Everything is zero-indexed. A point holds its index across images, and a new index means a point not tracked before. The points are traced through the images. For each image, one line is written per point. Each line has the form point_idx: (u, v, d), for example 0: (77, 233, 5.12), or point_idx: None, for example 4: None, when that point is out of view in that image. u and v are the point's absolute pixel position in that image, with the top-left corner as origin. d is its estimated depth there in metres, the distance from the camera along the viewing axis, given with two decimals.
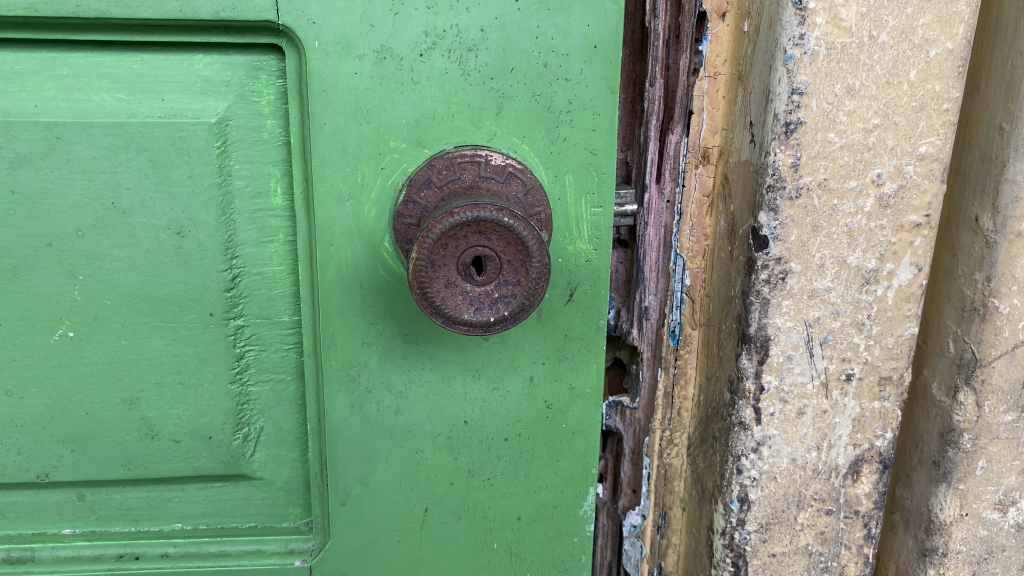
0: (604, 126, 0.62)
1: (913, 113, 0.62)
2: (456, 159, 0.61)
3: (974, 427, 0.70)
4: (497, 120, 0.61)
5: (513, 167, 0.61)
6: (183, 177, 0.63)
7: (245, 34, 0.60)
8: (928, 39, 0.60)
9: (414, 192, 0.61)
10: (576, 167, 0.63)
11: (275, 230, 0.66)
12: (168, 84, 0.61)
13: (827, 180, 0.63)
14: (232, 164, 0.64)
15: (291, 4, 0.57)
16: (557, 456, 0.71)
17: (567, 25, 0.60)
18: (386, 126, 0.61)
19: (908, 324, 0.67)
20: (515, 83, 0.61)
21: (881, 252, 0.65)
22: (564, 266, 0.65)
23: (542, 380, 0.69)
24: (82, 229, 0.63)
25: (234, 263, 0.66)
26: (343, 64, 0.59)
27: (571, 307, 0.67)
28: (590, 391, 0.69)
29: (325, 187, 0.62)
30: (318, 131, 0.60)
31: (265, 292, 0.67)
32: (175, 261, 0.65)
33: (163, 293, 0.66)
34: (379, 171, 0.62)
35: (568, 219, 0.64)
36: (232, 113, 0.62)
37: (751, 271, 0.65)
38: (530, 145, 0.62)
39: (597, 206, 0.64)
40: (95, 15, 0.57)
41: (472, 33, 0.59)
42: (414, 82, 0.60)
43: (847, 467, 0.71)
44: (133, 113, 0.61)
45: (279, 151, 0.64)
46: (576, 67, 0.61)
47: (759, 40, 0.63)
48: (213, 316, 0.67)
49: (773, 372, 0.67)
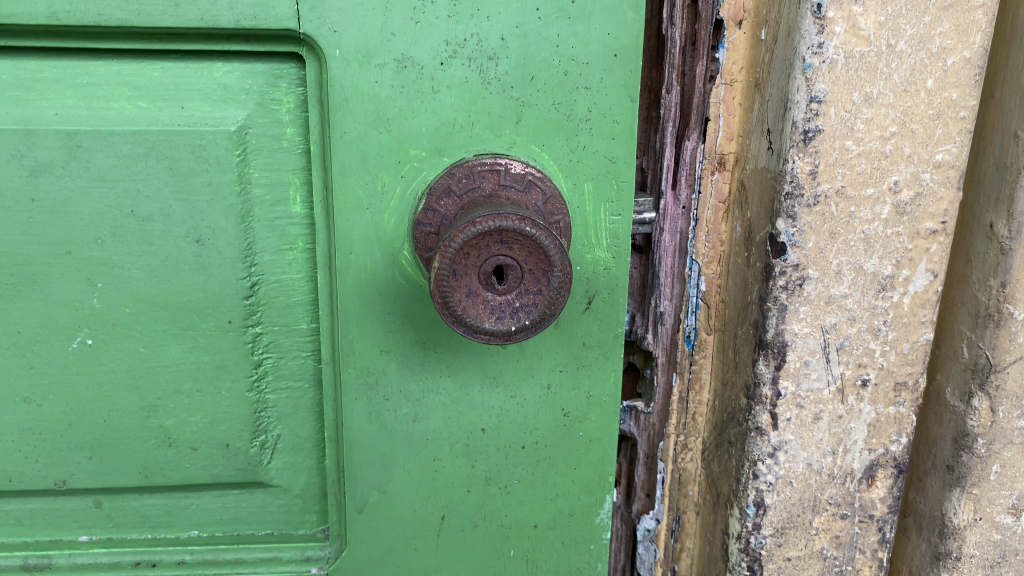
0: (623, 135, 0.63)
1: (930, 121, 0.62)
2: (476, 167, 0.61)
3: (987, 432, 0.71)
4: (517, 129, 0.62)
5: (533, 175, 0.61)
6: (202, 185, 0.63)
7: (265, 42, 0.60)
8: (946, 48, 0.61)
9: (433, 201, 0.61)
10: (595, 175, 0.63)
11: (294, 238, 0.66)
12: (188, 93, 0.61)
13: (844, 187, 0.63)
14: (252, 172, 0.64)
15: (312, 13, 0.58)
16: (573, 464, 0.71)
17: (587, 33, 0.60)
18: (407, 134, 0.61)
19: (924, 330, 0.68)
20: (535, 92, 0.61)
21: (898, 259, 0.65)
22: (582, 273, 0.66)
23: (559, 388, 0.69)
24: (101, 237, 0.63)
25: (252, 271, 0.66)
26: (364, 72, 0.59)
27: (589, 315, 0.67)
28: (607, 400, 0.70)
29: (345, 196, 0.62)
30: (339, 139, 0.61)
31: (283, 299, 0.68)
32: (193, 268, 0.65)
33: (182, 301, 0.66)
34: (398, 179, 0.62)
35: (587, 227, 0.65)
36: (252, 121, 0.62)
37: (769, 277, 0.65)
38: (549, 154, 0.62)
39: (616, 214, 0.64)
40: (116, 24, 0.57)
41: (492, 41, 0.59)
42: (435, 91, 0.60)
43: (862, 471, 0.71)
44: (152, 120, 0.61)
45: (299, 159, 0.64)
46: (596, 76, 0.61)
47: (777, 48, 0.64)
48: (231, 324, 0.67)
49: (789, 378, 0.68)
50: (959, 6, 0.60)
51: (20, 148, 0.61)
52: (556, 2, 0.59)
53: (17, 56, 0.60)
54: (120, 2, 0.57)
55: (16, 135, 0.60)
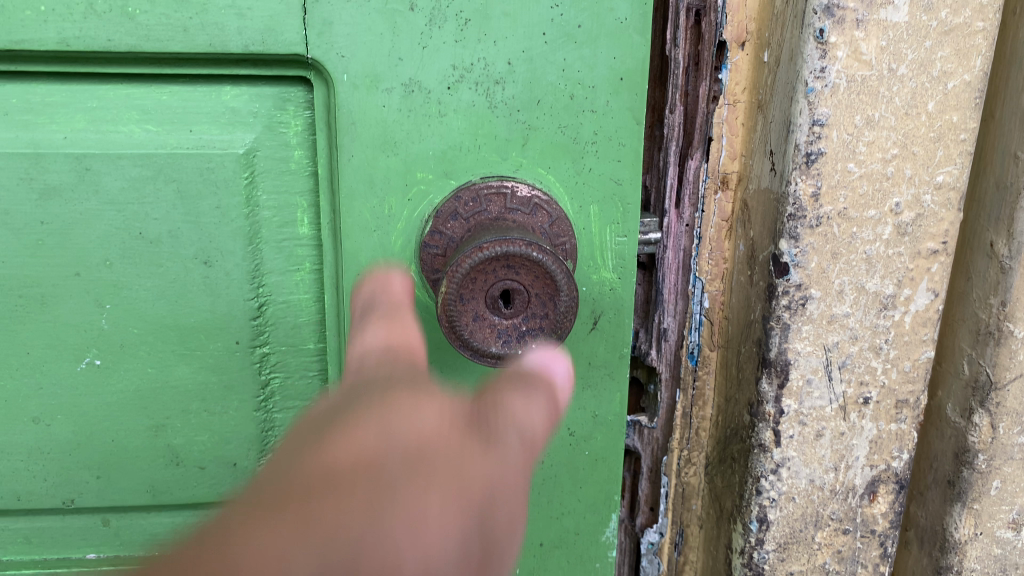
0: (629, 157, 0.64)
1: (931, 143, 0.63)
2: (482, 191, 0.62)
3: (988, 448, 0.72)
4: (524, 152, 0.62)
5: (538, 198, 0.62)
6: (211, 208, 0.63)
7: (273, 66, 0.60)
8: (946, 71, 0.61)
9: (440, 224, 0.62)
10: (600, 197, 0.64)
11: (301, 259, 0.67)
12: (196, 116, 0.62)
13: (846, 209, 0.64)
14: (260, 195, 0.64)
15: (320, 38, 0.58)
16: (579, 483, 0.72)
17: (593, 57, 0.61)
18: (414, 157, 0.62)
19: (925, 348, 0.68)
20: (541, 116, 0.62)
21: (899, 279, 0.66)
22: (588, 294, 0.67)
23: (565, 408, 0.70)
24: (110, 259, 0.64)
25: (260, 292, 0.67)
26: (372, 96, 0.60)
27: (594, 335, 0.68)
28: (613, 419, 0.71)
29: (352, 219, 0.63)
30: (346, 163, 0.61)
31: (290, 320, 0.68)
32: (201, 290, 0.65)
33: (190, 323, 0.67)
34: (405, 202, 0.63)
35: (593, 249, 0.66)
36: (260, 144, 0.63)
37: (771, 297, 0.66)
38: (555, 176, 0.63)
39: (621, 235, 0.65)
40: (125, 49, 0.58)
41: (499, 66, 0.60)
42: (441, 115, 0.61)
43: (863, 487, 0.72)
44: (161, 144, 0.62)
45: (307, 181, 0.65)
46: (602, 99, 0.62)
47: (779, 71, 0.64)
48: (238, 344, 0.68)
49: (792, 396, 0.68)
50: (960, 31, 0.60)
51: (29, 171, 0.61)
52: (562, 27, 0.60)
53: (26, 80, 0.61)
54: (129, 28, 0.57)
55: (26, 159, 0.61)
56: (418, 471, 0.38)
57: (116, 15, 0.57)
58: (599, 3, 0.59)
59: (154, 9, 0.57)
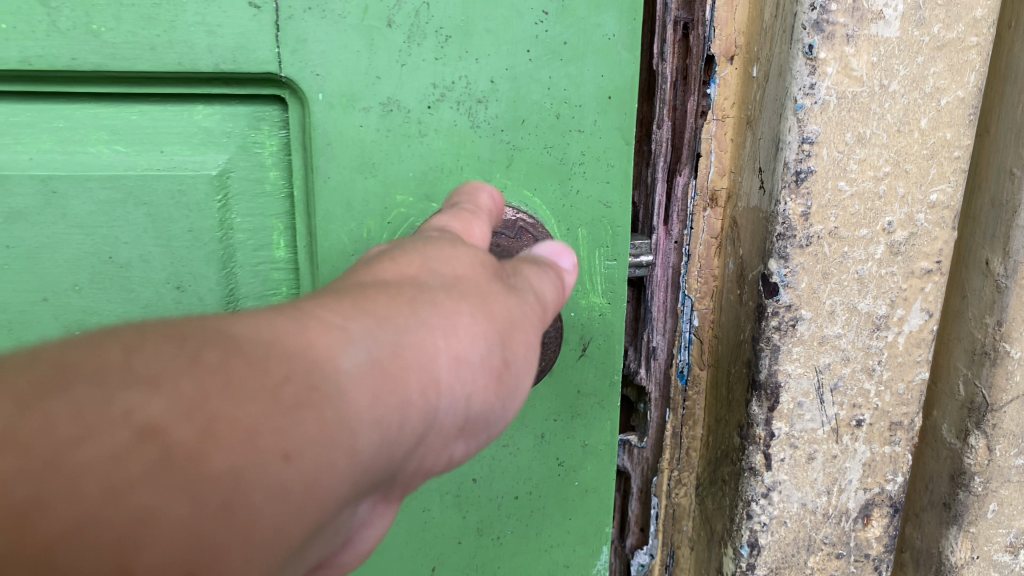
0: (617, 179, 0.63)
1: (924, 160, 0.61)
2: None
3: (984, 470, 0.70)
4: (508, 173, 0.62)
5: (524, 221, 0.62)
6: (183, 231, 0.61)
7: (246, 85, 0.59)
8: (939, 87, 0.60)
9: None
10: (588, 220, 0.64)
11: (277, 282, 0.66)
12: (167, 136, 0.60)
13: (837, 228, 0.62)
14: (234, 218, 0.63)
15: (294, 55, 0.56)
16: (569, 514, 0.72)
17: (580, 75, 0.60)
18: (392, 179, 0.60)
19: (919, 369, 0.67)
20: (526, 136, 0.61)
21: (892, 299, 0.64)
22: (577, 319, 0.66)
23: (554, 437, 0.69)
24: (79, 284, 0.62)
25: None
26: (349, 115, 0.58)
27: (584, 361, 0.67)
28: (602, 449, 0.70)
29: (330, 242, 0.61)
30: (323, 184, 0.60)
31: None
32: (175, 316, 0.64)
33: None
34: (385, 225, 0.61)
35: (581, 273, 0.65)
36: (233, 164, 0.62)
37: (761, 317, 0.64)
38: (541, 198, 0.63)
39: (611, 258, 0.65)
40: (90, 68, 0.56)
41: (481, 84, 0.59)
42: (422, 135, 0.59)
43: (857, 511, 0.70)
44: (131, 166, 0.60)
45: (282, 204, 0.64)
46: (589, 118, 0.61)
47: (768, 87, 0.63)
48: None
49: (782, 419, 0.67)
50: (953, 46, 0.59)
51: None
52: (547, 44, 0.58)
53: None
54: (94, 47, 0.55)
55: None
56: (461, 289, 0.35)
57: (80, 33, 0.55)
58: (585, 19, 0.58)
59: (121, 27, 0.55)
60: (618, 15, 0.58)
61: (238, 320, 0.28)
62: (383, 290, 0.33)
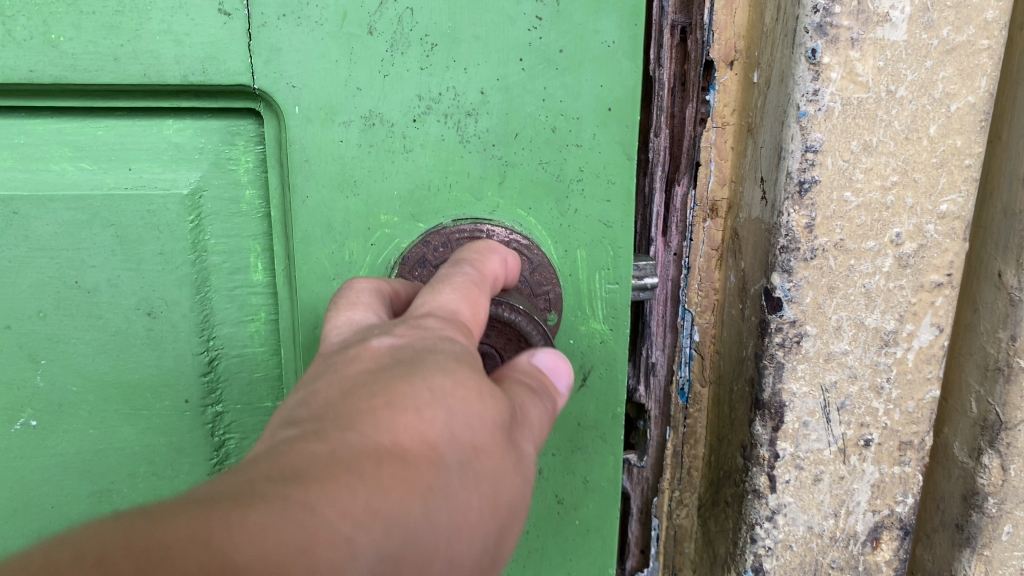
0: (620, 196, 0.59)
1: (933, 169, 0.58)
2: (454, 235, 0.58)
3: (998, 491, 0.67)
4: (501, 191, 0.58)
5: (516, 242, 0.58)
6: (153, 254, 0.59)
7: (218, 98, 0.57)
8: (949, 92, 0.57)
9: (406, 272, 0.58)
10: (588, 241, 0.60)
11: (255, 308, 0.63)
12: (134, 153, 0.59)
13: (843, 240, 0.59)
14: (207, 239, 0.61)
15: (268, 66, 0.54)
16: (569, 554, 0.68)
17: (577, 86, 0.56)
18: (376, 198, 0.58)
19: (929, 387, 0.64)
20: (519, 152, 0.57)
21: (901, 313, 0.62)
22: (577, 347, 0.62)
23: (552, 474, 0.66)
24: (43, 310, 0.60)
25: (210, 345, 0.63)
26: (327, 130, 0.56)
27: (585, 392, 0.63)
28: (605, 485, 0.66)
29: (309, 264, 0.59)
30: (299, 206, 0.58)
31: (246, 375, 0.64)
32: (145, 343, 0.62)
33: (134, 378, 0.63)
34: (369, 247, 0.59)
35: (581, 296, 0.61)
36: (206, 182, 0.59)
37: (764, 334, 0.62)
38: (537, 218, 0.59)
39: (613, 282, 0.61)
40: (49, 80, 0.55)
41: (470, 95, 0.56)
42: (407, 150, 0.57)
43: (865, 534, 0.67)
44: (97, 184, 0.58)
45: (260, 224, 0.61)
46: (588, 131, 0.57)
47: (770, 93, 0.60)
48: (188, 403, 0.64)
49: (787, 439, 0.64)
50: (963, 50, 0.56)
51: None
52: (541, 52, 0.55)
53: None
54: (53, 58, 0.54)
55: None
56: (479, 473, 0.34)
57: (38, 43, 0.54)
58: (583, 24, 0.55)
59: (81, 36, 0.54)
60: (618, 20, 0.55)
61: (276, 498, 0.28)
62: (409, 463, 0.32)
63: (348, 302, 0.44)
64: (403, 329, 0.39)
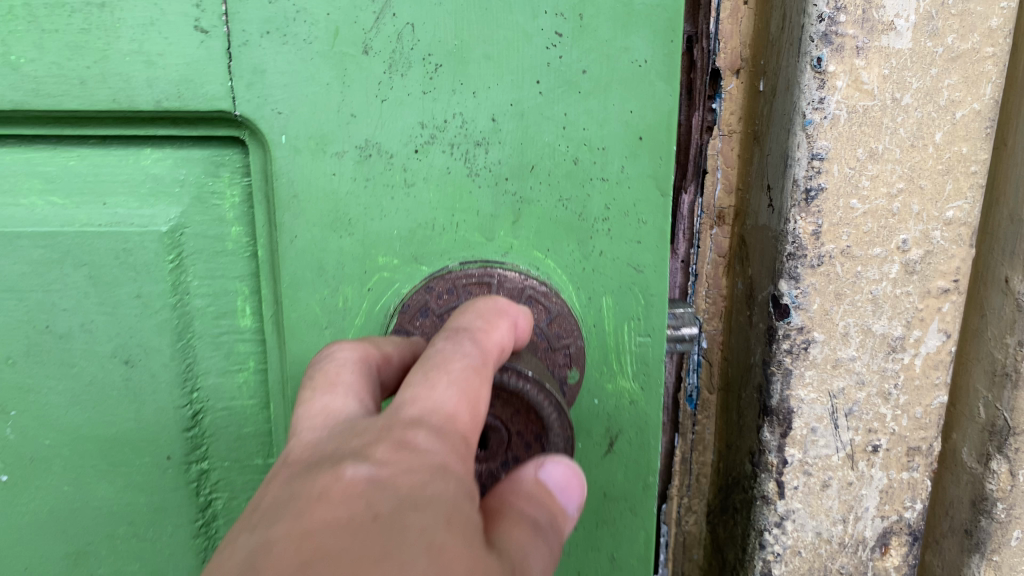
0: (650, 238, 0.52)
1: (939, 177, 0.59)
2: (461, 282, 0.52)
3: (1007, 496, 0.67)
4: (514, 231, 0.52)
5: (532, 289, 0.51)
6: (130, 297, 0.55)
7: (198, 124, 0.52)
8: (954, 100, 0.57)
9: (406, 321, 0.51)
10: (614, 287, 0.53)
11: (243, 356, 0.58)
12: (110, 186, 0.55)
13: (849, 247, 0.60)
14: (189, 280, 0.56)
15: (250, 91, 0.49)
16: None
17: (604, 110, 0.49)
18: (372, 239, 0.52)
19: (937, 393, 0.64)
20: (535, 185, 0.51)
21: (908, 319, 0.62)
22: (601, 408, 0.55)
23: (573, 550, 0.57)
24: (12, 358, 0.57)
25: (195, 398, 0.59)
26: (319, 162, 0.51)
27: (611, 459, 0.56)
28: (635, 563, 0.58)
29: (298, 313, 0.53)
30: (288, 245, 0.52)
31: (232, 430, 0.60)
32: (123, 395, 0.57)
33: (109, 433, 0.58)
34: (365, 292, 0.53)
35: (607, 350, 0.54)
36: (187, 219, 0.55)
37: (772, 340, 0.62)
38: (556, 261, 0.52)
39: (644, 334, 0.54)
40: (11, 106, 0.51)
41: (480, 123, 0.50)
42: (408, 184, 0.51)
43: (874, 540, 0.67)
44: (69, 220, 0.55)
45: (246, 265, 0.56)
46: (615, 163, 0.51)
47: (775, 101, 0.61)
48: (170, 460, 0.59)
49: (796, 445, 0.64)
50: (967, 58, 0.57)
51: None
52: (562, 74, 0.49)
53: None
54: (13, 80, 0.50)
55: None
56: None
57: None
58: (610, 42, 0.48)
59: (44, 57, 0.50)
60: (651, 36, 0.48)
61: None
62: None
63: (324, 384, 0.36)
64: (388, 451, 0.29)
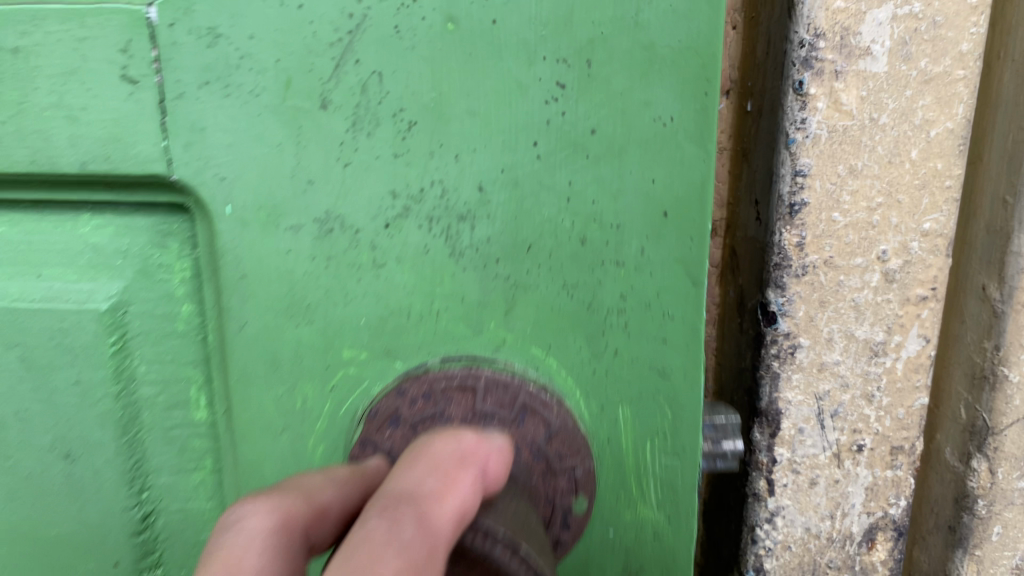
0: (674, 337, 0.51)
1: (916, 191, 0.63)
2: (442, 384, 0.52)
3: (988, 493, 0.70)
4: (508, 322, 0.52)
5: (527, 395, 0.52)
6: (67, 381, 0.58)
7: (131, 188, 0.54)
8: (928, 119, 0.61)
9: (374, 430, 0.53)
10: (627, 396, 0.53)
11: (197, 455, 0.60)
12: (46, 256, 0.58)
13: (832, 257, 0.63)
14: (137, 365, 0.58)
15: (189, 152, 0.51)
16: None
17: (617, 181, 0.48)
18: (334, 326, 0.53)
19: (918, 395, 0.68)
20: (537, 268, 0.50)
21: (889, 325, 0.66)
22: (616, 536, 0.56)
23: None
24: None
25: (145, 496, 0.61)
26: (270, 236, 0.51)
27: None
28: None
29: (251, 411, 0.56)
30: (237, 333, 0.54)
31: (188, 530, 0.62)
32: (65, 490, 0.61)
33: (53, 526, 0.62)
34: (327, 388, 0.54)
35: (624, 465, 0.54)
36: (129, 294, 0.57)
37: (761, 346, 0.66)
38: (559, 358, 0.52)
39: (671, 454, 0.54)
40: None
41: (465, 191, 0.49)
42: (380, 265, 0.51)
43: (861, 535, 0.71)
44: (4, 294, 0.58)
45: (196, 351, 0.58)
46: (634, 245, 0.49)
47: (763, 121, 0.65)
48: (119, 561, 0.62)
49: (784, 445, 0.68)
50: (940, 80, 0.60)
51: None
52: (568, 134, 0.48)
53: None
54: None
55: None
56: None
57: None
58: (626, 93, 0.47)
59: None
60: (674, 88, 0.46)
61: None
62: None
63: (225, 566, 0.36)
64: None
